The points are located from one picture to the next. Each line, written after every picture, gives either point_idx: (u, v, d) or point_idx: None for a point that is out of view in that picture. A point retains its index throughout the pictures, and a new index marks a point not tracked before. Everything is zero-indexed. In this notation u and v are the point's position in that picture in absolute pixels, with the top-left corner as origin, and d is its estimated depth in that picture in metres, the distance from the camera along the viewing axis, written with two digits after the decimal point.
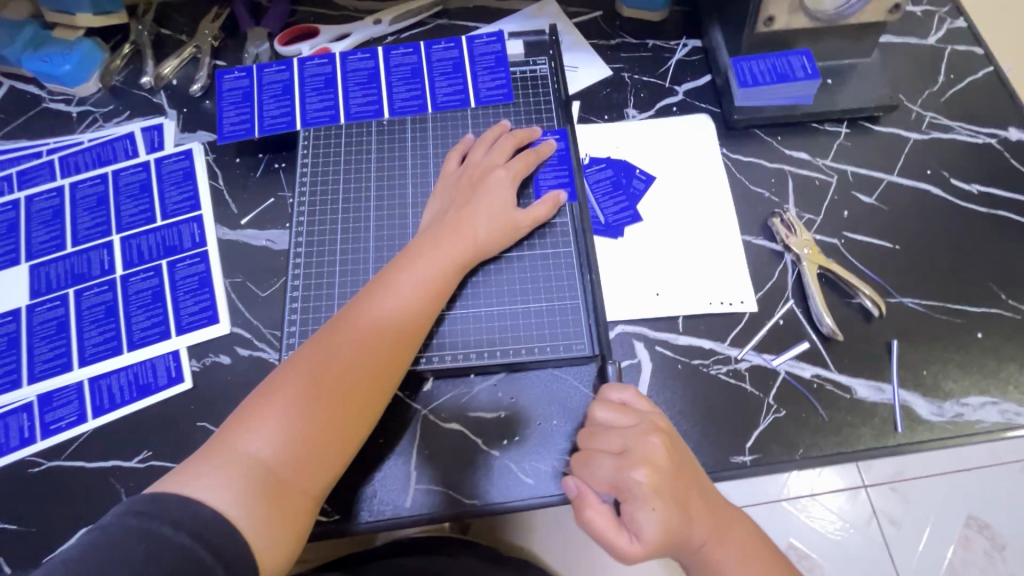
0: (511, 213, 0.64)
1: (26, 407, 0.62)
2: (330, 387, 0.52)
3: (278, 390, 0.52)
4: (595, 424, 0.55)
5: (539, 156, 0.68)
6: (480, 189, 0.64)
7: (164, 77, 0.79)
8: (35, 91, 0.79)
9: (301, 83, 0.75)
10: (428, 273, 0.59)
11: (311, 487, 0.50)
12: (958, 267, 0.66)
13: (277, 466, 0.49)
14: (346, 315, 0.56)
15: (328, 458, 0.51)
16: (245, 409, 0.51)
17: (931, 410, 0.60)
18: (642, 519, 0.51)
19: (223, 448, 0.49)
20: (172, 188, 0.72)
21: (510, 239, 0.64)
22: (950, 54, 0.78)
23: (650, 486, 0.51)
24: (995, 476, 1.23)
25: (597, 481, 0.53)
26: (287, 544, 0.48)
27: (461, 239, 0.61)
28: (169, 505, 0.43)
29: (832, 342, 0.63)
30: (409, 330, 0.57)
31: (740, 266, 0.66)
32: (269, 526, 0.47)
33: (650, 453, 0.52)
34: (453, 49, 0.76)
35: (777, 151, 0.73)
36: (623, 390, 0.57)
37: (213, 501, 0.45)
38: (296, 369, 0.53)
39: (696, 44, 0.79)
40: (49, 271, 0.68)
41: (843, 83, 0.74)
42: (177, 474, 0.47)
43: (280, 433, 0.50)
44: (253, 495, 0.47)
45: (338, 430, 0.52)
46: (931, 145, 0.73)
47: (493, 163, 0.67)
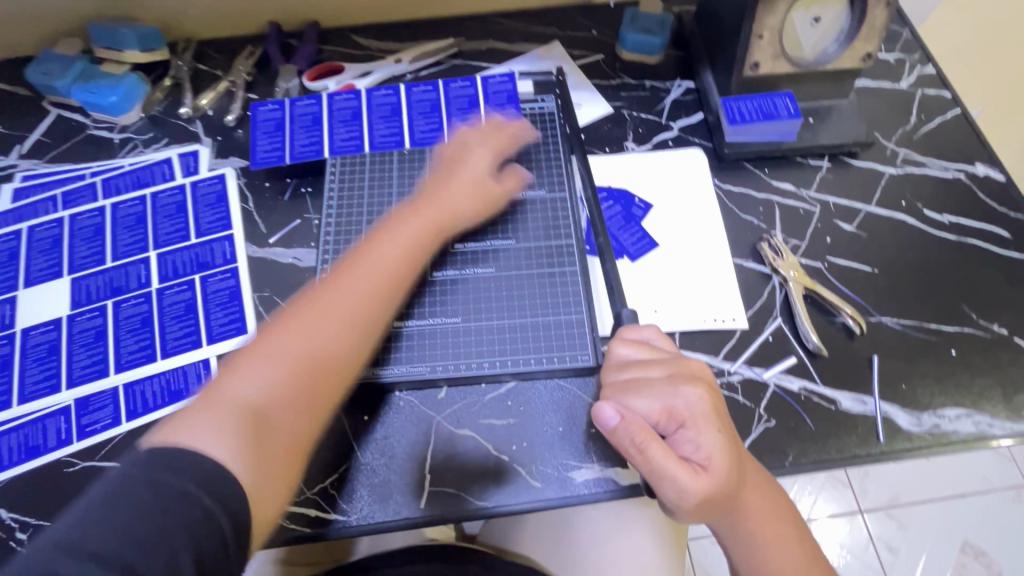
0: (487, 184, 0.73)
1: (63, 410, 0.66)
2: (315, 344, 0.56)
3: (261, 343, 0.56)
4: (626, 361, 0.56)
5: (518, 138, 0.77)
6: (463, 161, 0.74)
7: (202, 107, 0.86)
8: (81, 119, 0.85)
9: (330, 115, 0.81)
10: (405, 237, 0.66)
11: (299, 435, 0.53)
12: (932, 289, 0.72)
13: (258, 407, 0.52)
14: (328, 281, 0.61)
15: (306, 398, 0.54)
16: (229, 364, 0.55)
17: (910, 421, 0.65)
18: (705, 437, 0.51)
19: (210, 397, 0.52)
20: (206, 209, 0.78)
21: (487, 209, 0.72)
22: (920, 97, 0.86)
23: (709, 403, 0.52)
24: (978, 504, 1.30)
25: (652, 407, 0.52)
26: (272, 482, 0.49)
27: (437, 208, 0.69)
28: (177, 459, 0.45)
29: (818, 357, 0.68)
30: (387, 284, 0.62)
31: (732, 286, 0.72)
32: (252, 461, 0.49)
33: (694, 375, 0.55)
34: (469, 87, 0.83)
35: (765, 183, 0.79)
36: (642, 330, 0.59)
37: (203, 442, 0.48)
38: (279, 325, 0.57)
39: (689, 84, 0.87)
40: (89, 284, 0.73)
41: (824, 122, 0.81)
42: (170, 426, 0.49)
43: (267, 386, 0.53)
44: (246, 443, 0.49)
45: (325, 381, 0.56)
46: (905, 179, 0.79)
47: (472, 142, 0.75)
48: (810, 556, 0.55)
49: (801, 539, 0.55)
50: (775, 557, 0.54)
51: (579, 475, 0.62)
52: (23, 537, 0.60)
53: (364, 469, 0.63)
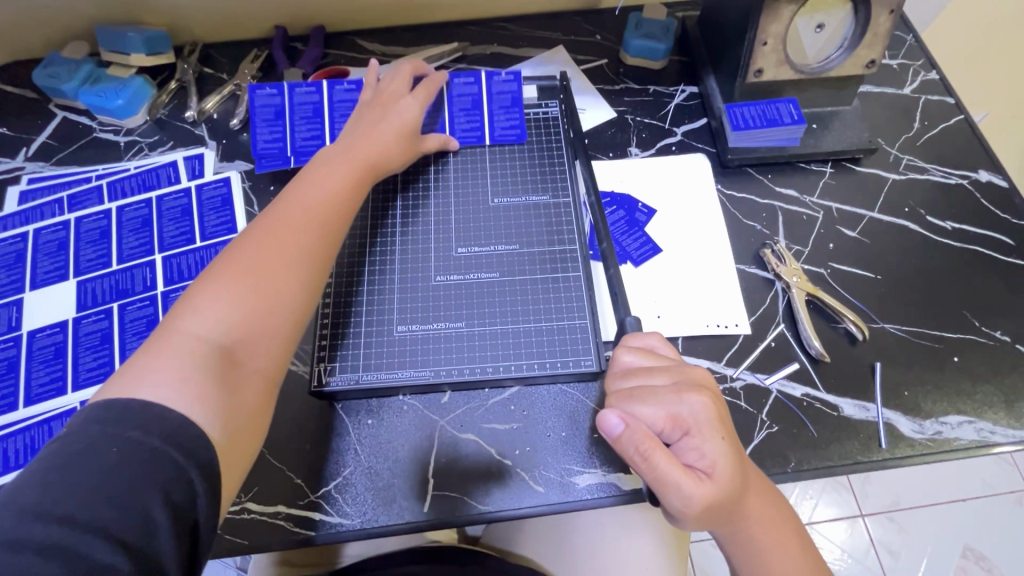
0: (415, 121, 0.74)
1: (69, 412, 0.66)
2: (263, 275, 0.55)
3: (208, 283, 0.54)
4: (629, 367, 0.55)
5: (436, 84, 0.77)
6: (388, 106, 0.73)
7: (207, 111, 0.86)
8: (87, 122, 0.86)
9: (331, 107, 0.80)
10: (340, 176, 0.65)
11: (260, 367, 0.53)
12: (935, 295, 0.72)
13: (209, 340, 0.50)
14: (268, 221, 0.59)
15: (257, 332, 0.53)
16: (175, 308, 0.53)
17: (912, 428, 0.65)
18: (710, 444, 0.50)
19: (157, 340, 0.50)
20: (211, 213, 0.78)
21: (414, 144, 0.74)
22: (924, 103, 0.86)
23: (714, 411, 0.51)
24: (980, 509, 1.30)
25: (656, 414, 0.50)
26: (223, 416, 0.48)
27: (368, 144, 0.68)
28: (131, 413, 0.43)
29: (820, 363, 0.68)
30: (329, 215, 0.61)
31: (735, 292, 0.72)
32: (204, 397, 0.47)
33: (697, 381, 0.53)
34: (473, 83, 0.80)
35: (768, 188, 0.80)
36: (646, 338, 0.58)
37: (156, 389, 0.46)
38: (225, 263, 0.55)
39: (693, 90, 0.87)
40: (94, 287, 0.73)
41: (827, 128, 0.81)
42: (113, 387, 0.46)
43: (214, 321, 0.51)
44: (200, 380, 0.48)
45: (277, 309, 0.55)
46: (908, 185, 0.79)
47: (398, 89, 0.75)
48: (809, 555, 0.55)
49: (802, 543, 0.55)
50: (777, 559, 0.54)
51: (582, 481, 0.62)
52: None
53: (369, 473, 0.63)
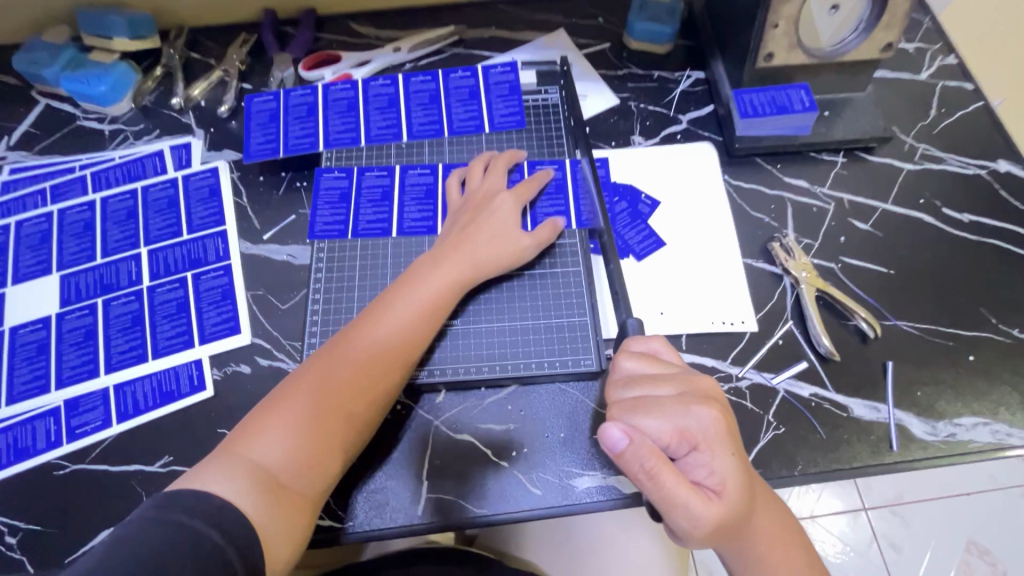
0: (515, 235, 0.67)
1: (52, 411, 0.64)
2: (326, 422, 0.54)
3: (279, 409, 0.54)
4: (631, 375, 0.52)
5: (539, 185, 0.71)
6: (485, 210, 0.67)
7: (193, 98, 0.83)
8: (70, 110, 0.83)
9: (400, 191, 0.74)
10: (430, 291, 0.62)
11: (313, 491, 0.53)
12: (950, 291, 0.69)
13: (281, 473, 0.51)
14: (360, 321, 0.60)
15: (325, 461, 0.54)
16: (250, 420, 0.54)
17: (925, 430, 0.62)
18: (719, 461, 0.47)
19: (232, 451, 0.51)
20: (198, 204, 0.75)
21: (514, 262, 0.67)
22: (941, 89, 0.82)
23: (722, 424, 0.48)
24: (987, 501, 1.28)
25: (662, 427, 0.48)
26: (289, 537, 0.50)
27: (462, 259, 0.64)
28: (185, 500, 0.46)
29: (829, 362, 0.65)
30: (405, 352, 0.59)
31: (741, 287, 0.69)
32: (276, 516, 0.49)
33: (704, 393, 0.51)
34: (470, 77, 0.80)
35: (777, 178, 0.76)
36: (649, 341, 0.55)
37: (227, 496, 0.48)
38: (299, 382, 0.56)
39: (699, 75, 0.84)
40: (78, 281, 0.71)
41: (839, 115, 0.78)
42: (190, 475, 0.50)
43: (290, 435, 0.53)
44: (260, 492, 0.49)
45: (349, 422, 0.56)
46: (924, 175, 0.76)
47: (495, 188, 0.70)
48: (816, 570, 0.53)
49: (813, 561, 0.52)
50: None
51: (582, 483, 0.60)
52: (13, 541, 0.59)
53: (361, 475, 0.61)
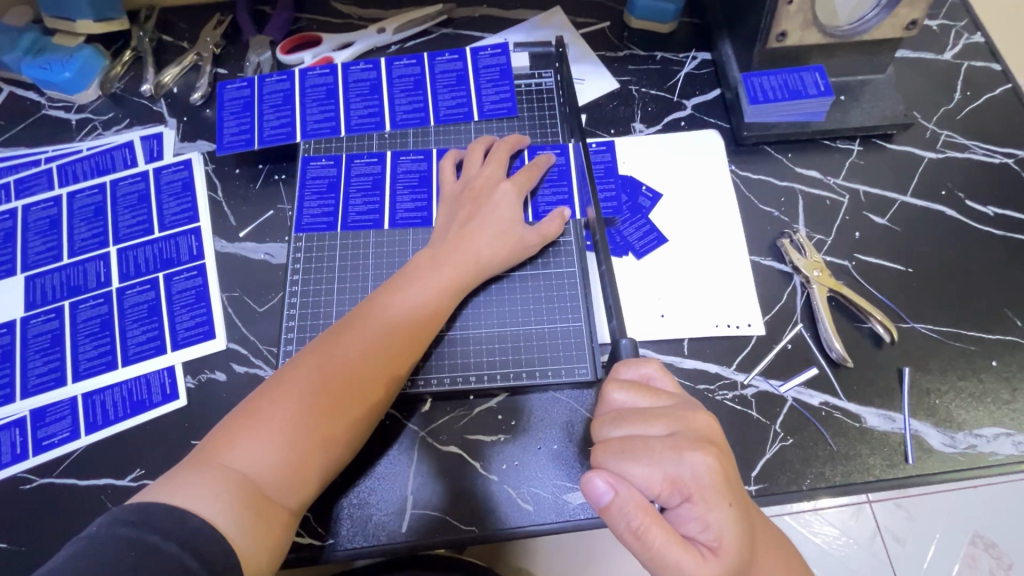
0: (519, 228, 0.62)
1: (18, 422, 0.61)
2: (316, 429, 0.50)
3: (264, 410, 0.50)
4: (621, 410, 0.48)
5: (541, 169, 0.66)
6: (484, 203, 0.63)
7: (165, 85, 0.77)
8: (35, 98, 0.78)
9: (393, 178, 0.69)
10: (429, 291, 0.58)
11: (297, 504, 0.49)
12: (972, 292, 0.64)
13: (263, 483, 0.47)
14: (354, 320, 0.55)
15: (313, 471, 0.50)
16: (230, 422, 0.49)
17: (943, 441, 0.58)
18: (714, 513, 0.42)
19: (210, 458, 0.47)
20: (170, 199, 0.71)
21: (517, 257, 0.63)
22: (966, 70, 0.76)
23: (720, 473, 0.42)
24: (1014, 493, 1.03)
25: (650, 475, 0.43)
26: (270, 554, 0.46)
27: (463, 257, 0.60)
28: (157, 514, 0.42)
29: (841, 367, 0.61)
30: (403, 354, 0.55)
31: (748, 288, 0.65)
32: (254, 535, 0.45)
33: (701, 434, 0.45)
34: (457, 61, 0.74)
35: (787, 169, 0.71)
36: (641, 366, 0.51)
37: (201, 511, 0.44)
38: (288, 381, 0.51)
39: (705, 57, 0.78)
40: (44, 283, 0.67)
41: (856, 99, 0.72)
42: (163, 482, 0.46)
43: (274, 443, 0.48)
44: (242, 506, 0.45)
45: (339, 428, 0.51)
46: (947, 165, 0.71)
47: (495, 176, 0.65)
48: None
49: None
50: None
51: (576, 499, 0.57)
52: None
53: (343, 490, 0.57)
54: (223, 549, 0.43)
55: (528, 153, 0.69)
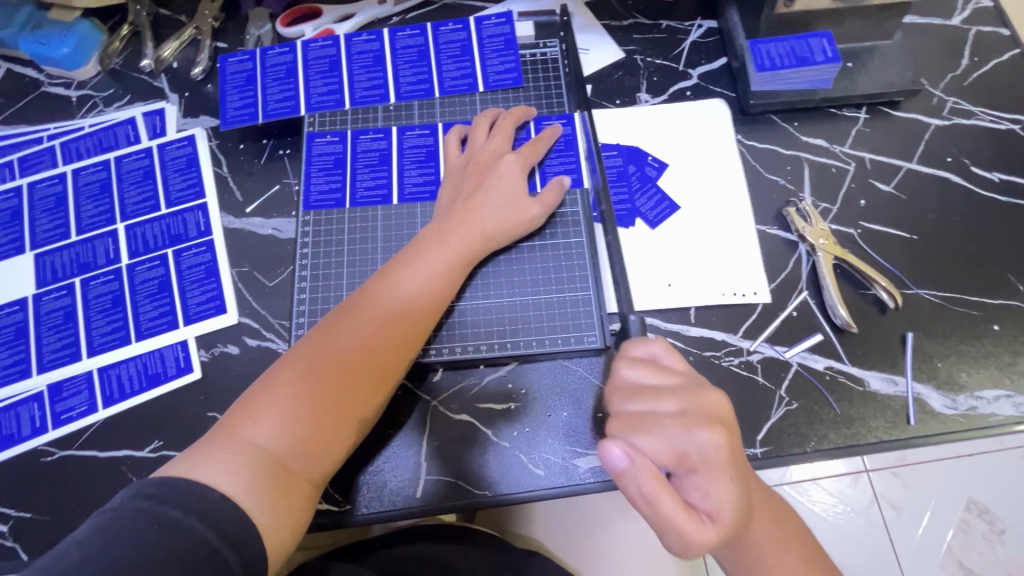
0: (524, 200, 0.63)
1: (36, 396, 0.62)
2: (331, 401, 0.51)
3: (279, 386, 0.51)
4: (637, 386, 0.50)
5: (547, 142, 0.66)
6: (490, 177, 0.63)
7: (165, 59, 0.76)
8: (33, 75, 0.77)
9: (400, 154, 0.69)
10: (437, 265, 0.58)
11: (317, 475, 0.51)
12: (976, 257, 0.65)
13: (283, 455, 0.49)
14: (364, 296, 0.56)
15: (330, 443, 0.51)
16: (247, 398, 0.51)
17: (944, 403, 0.60)
18: (717, 485, 0.44)
19: (230, 434, 0.48)
20: (176, 175, 0.71)
21: (523, 229, 0.63)
22: (974, 35, 0.75)
23: (726, 450, 0.45)
24: (1014, 460, 1.04)
25: (659, 447, 0.45)
26: (293, 525, 0.48)
27: (469, 231, 0.60)
28: (179, 487, 0.44)
29: (845, 333, 0.62)
30: (414, 326, 0.56)
31: (754, 256, 0.65)
32: (276, 507, 0.47)
33: (709, 412, 0.47)
34: (461, 30, 0.73)
35: (793, 137, 0.71)
36: (649, 344, 0.52)
37: (222, 486, 0.45)
38: (301, 357, 0.52)
39: (711, 25, 0.77)
40: (53, 260, 0.67)
41: (863, 66, 0.72)
42: (186, 459, 0.47)
43: (291, 417, 0.50)
44: (263, 480, 0.47)
45: (354, 399, 0.52)
46: (953, 132, 0.71)
47: (500, 149, 0.65)
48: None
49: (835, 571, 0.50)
50: None
51: (586, 462, 0.58)
52: (4, 529, 0.58)
53: (359, 459, 0.59)
54: (247, 520, 0.44)
55: (534, 124, 0.69)
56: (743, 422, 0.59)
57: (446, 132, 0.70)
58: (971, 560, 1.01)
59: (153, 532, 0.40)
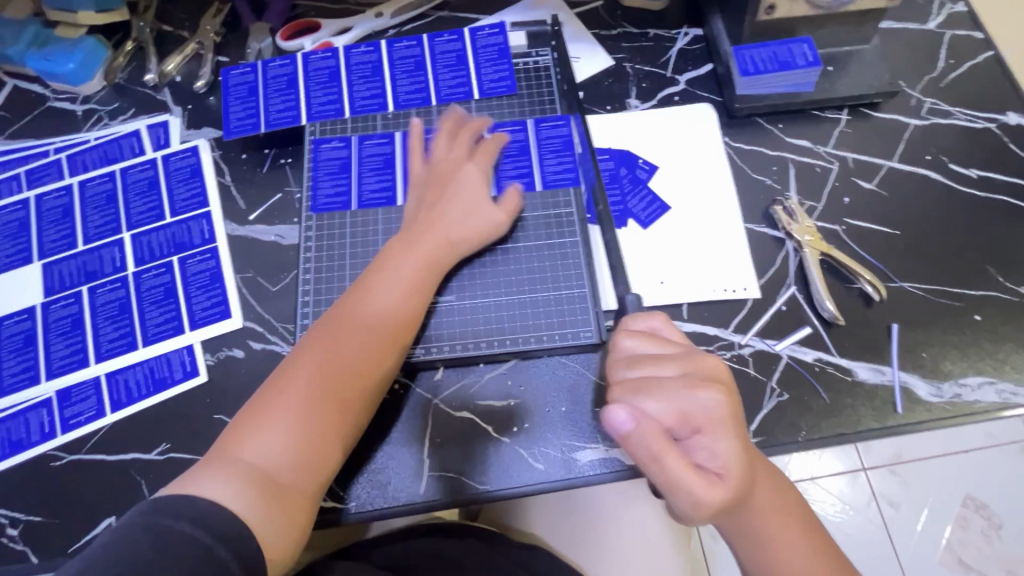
0: (489, 206, 0.65)
1: (45, 402, 0.63)
2: (315, 412, 0.53)
3: (264, 408, 0.52)
4: (635, 355, 0.51)
5: (496, 146, 0.68)
6: (450, 188, 0.65)
7: (168, 73, 0.79)
8: (39, 90, 0.79)
9: (401, 159, 0.71)
10: (406, 275, 0.60)
11: (313, 485, 0.52)
12: (956, 251, 0.67)
13: (277, 468, 0.50)
14: (336, 315, 0.58)
15: (322, 451, 0.52)
16: (235, 424, 0.52)
17: (930, 391, 0.61)
18: (721, 444, 0.46)
19: (222, 457, 0.50)
20: (180, 184, 0.73)
21: (491, 234, 0.65)
22: (949, 39, 0.79)
23: (727, 409, 0.47)
24: (1001, 456, 1.09)
25: (665, 410, 0.47)
26: (296, 531, 0.50)
27: (436, 241, 0.62)
28: (174, 504, 0.45)
29: (833, 326, 0.64)
30: (390, 334, 0.58)
31: (743, 253, 0.68)
32: (275, 516, 0.48)
33: (708, 375, 0.49)
34: (456, 41, 0.76)
35: (778, 139, 0.74)
36: (649, 319, 0.54)
37: (220, 503, 0.47)
38: (282, 378, 0.54)
39: (697, 32, 0.80)
40: (61, 269, 0.69)
41: (844, 69, 0.75)
42: (177, 488, 0.48)
43: (278, 433, 0.51)
44: (256, 494, 0.48)
45: (338, 407, 0.54)
46: (931, 131, 0.73)
47: (456, 159, 0.67)
48: (821, 546, 0.51)
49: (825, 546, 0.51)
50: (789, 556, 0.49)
51: (585, 455, 0.59)
52: (14, 532, 0.59)
53: (365, 457, 0.60)
54: None
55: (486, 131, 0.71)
56: None
57: (426, 135, 0.72)
58: (970, 556, 1.02)
59: None
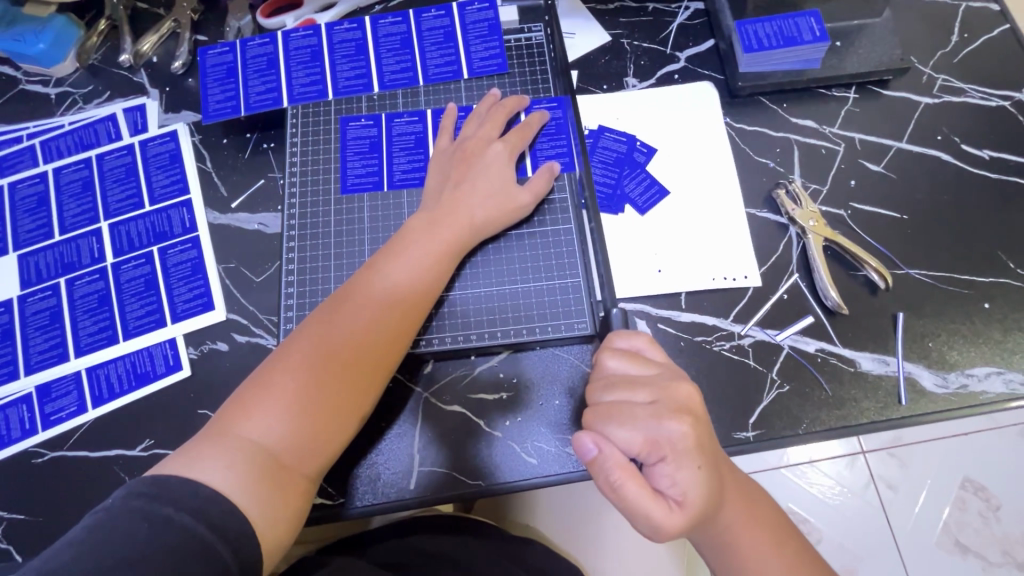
0: (511, 189, 0.62)
1: (25, 398, 0.61)
2: (326, 396, 0.51)
3: (274, 383, 0.50)
4: (612, 375, 0.50)
5: (534, 127, 0.65)
6: (476, 165, 0.62)
7: (144, 54, 0.75)
8: (11, 72, 0.75)
9: (389, 142, 0.68)
10: (422, 255, 0.58)
11: (310, 471, 0.50)
12: (966, 235, 0.65)
13: (279, 452, 0.48)
14: (354, 289, 0.56)
15: (324, 441, 0.50)
16: (241, 396, 0.50)
17: (936, 382, 0.60)
18: (684, 473, 0.45)
19: (224, 432, 0.48)
20: (159, 171, 0.70)
21: (512, 219, 0.62)
22: (964, 11, 0.75)
23: (694, 439, 0.46)
24: (1002, 439, 1.05)
25: (631, 439, 0.46)
26: (289, 522, 0.48)
27: (457, 220, 0.60)
28: (170, 485, 0.43)
29: (836, 315, 0.62)
30: (405, 319, 0.55)
31: (744, 240, 0.65)
32: (270, 505, 0.46)
33: (682, 402, 0.48)
34: (444, 17, 0.72)
35: (782, 119, 0.70)
36: (632, 337, 0.51)
37: (214, 482, 0.45)
38: (294, 352, 0.52)
39: (698, 6, 0.76)
40: (38, 260, 0.66)
41: (852, 45, 0.71)
42: (177, 456, 0.47)
43: (285, 414, 0.49)
44: (255, 476, 0.46)
45: (347, 395, 0.52)
46: (942, 109, 0.70)
47: (487, 137, 0.64)
48: (791, 553, 0.50)
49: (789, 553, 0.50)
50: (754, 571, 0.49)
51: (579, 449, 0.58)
52: None
53: (354, 453, 0.59)
54: (240, 517, 0.44)
55: (525, 112, 0.68)
56: (733, 407, 0.59)
57: (461, 115, 0.68)
58: (966, 537, 1.02)
59: (140, 531, 0.40)
